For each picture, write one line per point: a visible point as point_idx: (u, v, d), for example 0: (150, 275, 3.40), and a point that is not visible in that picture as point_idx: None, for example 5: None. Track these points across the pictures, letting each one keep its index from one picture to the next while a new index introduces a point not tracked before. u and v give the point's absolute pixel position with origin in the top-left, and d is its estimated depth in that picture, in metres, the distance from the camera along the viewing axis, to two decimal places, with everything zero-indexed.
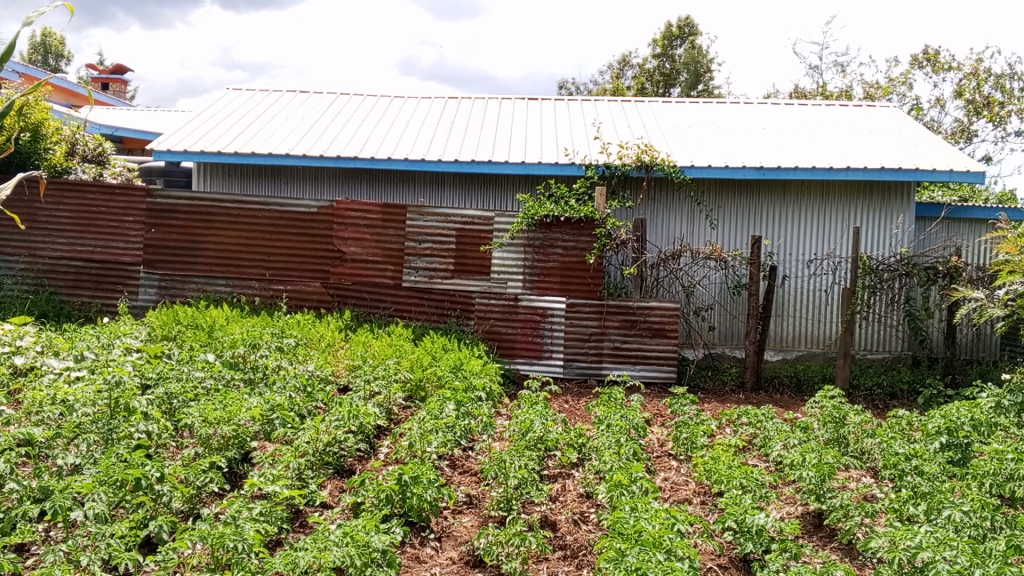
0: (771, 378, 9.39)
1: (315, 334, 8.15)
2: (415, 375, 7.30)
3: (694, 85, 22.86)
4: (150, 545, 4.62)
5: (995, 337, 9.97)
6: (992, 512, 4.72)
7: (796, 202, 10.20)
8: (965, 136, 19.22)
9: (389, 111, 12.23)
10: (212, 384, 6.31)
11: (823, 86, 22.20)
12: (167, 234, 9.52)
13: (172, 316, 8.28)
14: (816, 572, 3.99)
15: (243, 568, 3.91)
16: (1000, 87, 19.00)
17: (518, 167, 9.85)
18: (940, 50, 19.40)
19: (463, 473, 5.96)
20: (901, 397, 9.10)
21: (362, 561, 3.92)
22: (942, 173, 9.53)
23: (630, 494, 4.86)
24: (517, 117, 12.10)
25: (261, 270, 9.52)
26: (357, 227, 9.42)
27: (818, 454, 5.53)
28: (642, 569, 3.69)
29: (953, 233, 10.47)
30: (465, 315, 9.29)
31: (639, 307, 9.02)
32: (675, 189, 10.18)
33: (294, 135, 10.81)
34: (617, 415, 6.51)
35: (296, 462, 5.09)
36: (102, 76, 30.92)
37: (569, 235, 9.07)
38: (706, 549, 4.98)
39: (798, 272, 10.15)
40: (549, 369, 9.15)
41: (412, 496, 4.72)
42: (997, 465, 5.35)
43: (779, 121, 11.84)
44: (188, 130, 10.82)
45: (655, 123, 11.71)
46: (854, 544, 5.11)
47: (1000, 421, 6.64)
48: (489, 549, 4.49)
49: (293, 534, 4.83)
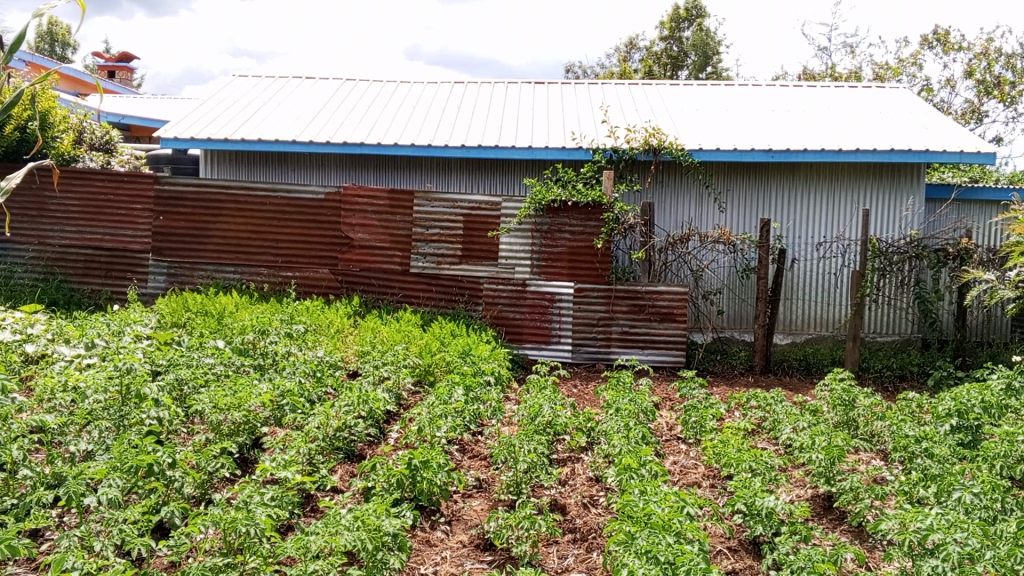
0: (780, 362, 9.36)
1: (324, 321, 8.17)
2: (423, 361, 7.34)
3: (702, 67, 22.69)
4: (162, 529, 4.67)
5: (1006, 319, 9.93)
6: (1003, 494, 4.73)
7: (805, 184, 10.15)
8: (975, 117, 19.07)
9: (395, 96, 12.21)
10: (223, 369, 6.31)
11: (831, 67, 22.06)
12: (176, 222, 9.54)
13: (181, 302, 8.32)
14: (826, 554, 3.99)
15: (256, 553, 3.93)
16: (1011, 67, 18.77)
17: (524, 152, 9.83)
18: (950, 30, 19.20)
19: (473, 457, 6.00)
20: (910, 379, 9.06)
21: (373, 545, 3.93)
22: (952, 154, 9.44)
23: (640, 477, 4.87)
24: (525, 102, 12.03)
25: (270, 257, 9.54)
26: (364, 214, 9.41)
27: (827, 437, 5.51)
28: (652, 552, 3.70)
29: (963, 215, 10.43)
30: (474, 300, 9.28)
31: (647, 292, 9.00)
32: (683, 172, 10.13)
33: (301, 121, 10.79)
34: (625, 399, 6.52)
35: (307, 446, 5.11)
36: (109, 63, 30.97)
37: (577, 220, 9.05)
38: (715, 532, 4.98)
39: (807, 255, 10.12)
40: (557, 354, 9.16)
41: (422, 480, 4.75)
42: (1008, 447, 5.33)
43: (787, 103, 11.73)
44: (195, 116, 10.81)
45: (663, 106, 11.65)
46: (864, 526, 5.10)
47: (1010, 403, 6.62)
48: (499, 532, 4.51)
49: (304, 519, 4.85)
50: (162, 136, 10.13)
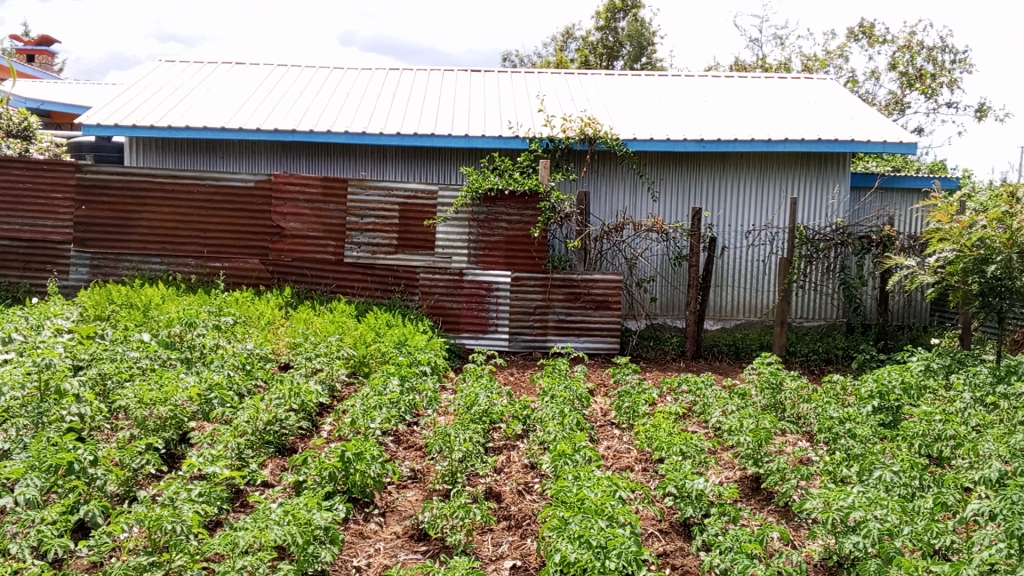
0: (710, 347, 9.55)
1: (254, 312, 8.01)
2: (358, 352, 7.26)
3: (637, 58, 22.90)
4: (83, 529, 4.51)
5: (926, 304, 10.32)
6: (921, 471, 4.90)
7: (735, 173, 10.34)
8: (898, 109, 19.69)
9: (329, 83, 12.02)
10: (148, 363, 6.14)
11: (762, 58, 22.50)
12: (98, 211, 9.23)
13: (104, 295, 8.05)
14: (752, 535, 4.07)
15: (182, 550, 3.85)
16: (932, 59, 19.43)
17: (461, 141, 9.77)
18: (875, 23, 19.74)
19: (408, 448, 5.97)
20: (835, 362, 9.32)
21: (303, 539, 3.87)
22: (876, 144, 9.72)
23: (574, 463, 4.91)
24: (460, 90, 11.96)
25: (198, 248, 9.29)
26: (295, 202, 9.25)
27: (755, 420, 5.63)
28: (585, 536, 3.74)
29: (886, 203, 10.76)
30: (410, 290, 9.21)
31: (583, 280, 9.07)
32: (617, 161, 10.22)
33: (230, 108, 10.53)
34: (560, 386, 6.56)
35: (236, 441, 4.99)
36: (27, 46, 29.71)
37: (514, 209, 9.06)
38: (647, 515, 5.05)
39: (736, 243, 10.32)
40: (494, 343, 9.15)
41: (355, 472, 4.70)
42: (926, 427, 5.52)
43: (719, 93, 11.92)
44: (119, 103, 10.46)
45: (598, 95, 11.72)
46: (790, 506, 5.23)
47: (928, 383, 6.88)
48: (433, 522, 4.49)
49: (233, 514, 4.76)
50: (84, 123, 9.76)
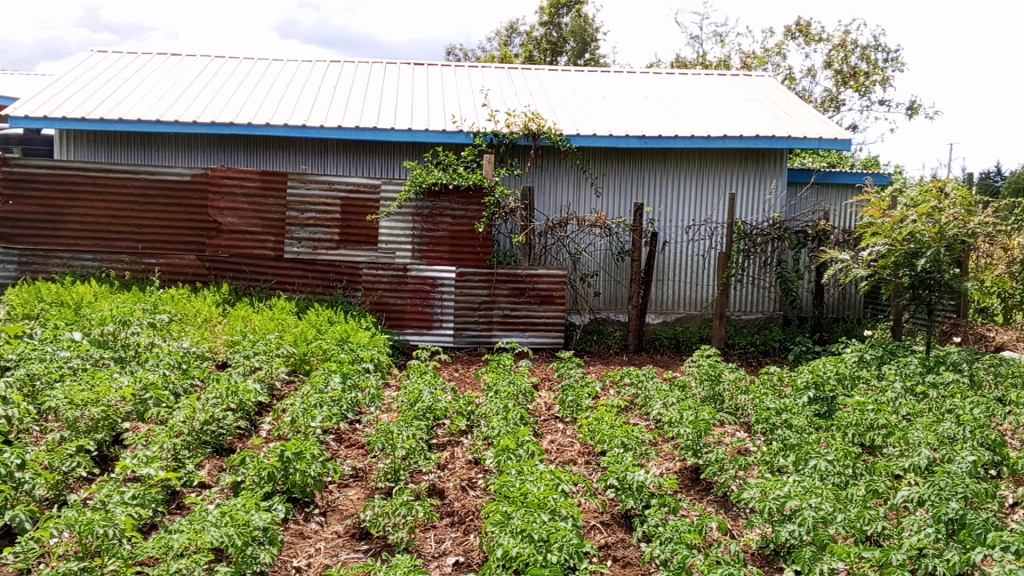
0: (652, 341, 9.66)
1: (190, 310, 7.83)
2: (299, 349, 7.16)
3: (581, 53, 23.00)
4: (9, 535, 4.36)
5: (859, 296, 10.61)
6: (854, 459, 5.05)
7: (676, 169, 10.48)
8: (833, 106, 20.17)
9: (268, 75, 11.81)
10: (79, 363, 5.96)
11: (703, 55, 22.81)
12: (26, 206, 8.91)
13: (33, 293, 7.79)
14: (692, 525, 4.12)
15: (115, 555, 3.70)
16: (865, 58, 19.95)
17: (403, 135, 9.69)
18: (811, 22, 20.18)
19: (350, 446, 5.91)
20: (773, 354, 9.52)
21: (241, 540, 3.81)
22: (812, 141, 9.94)
23: (518, 458, 4.93)
24: (403, 84, 11.86)
25: (132, 244, 9.06)
26: (233, 197, 9.06)
27: (694, 412, 5.72)
28: (527, 531, 3.76)
29: (821, 198, 11.03)
30: (353, 286, 9.12)
31: (527, 275, 9.08)
32: (560, 156, 10.26)
33: (165, 100, 10.27)
34: (504, 381, 6.57)
35: (171, 441, 4.88)
36: None
37: (458, 204, 9.04)
38: (589, 508, 5.09)
39: (677, 238, 10.45)
40: (438, 339, 9.11)
41: (294, 472, 4.63)
42: (859, 416, 5.68)
43: (660, 90, 12.06)
44: (48, 94, 10.11)
45: (542, 90, 11.75)
46: (728, 496, 5.32)
47: (862, 374, 7.08)
48: (375, 520, 4.47)
49: (169, 516, 4.65)
50: (11, 115, 9.42)
